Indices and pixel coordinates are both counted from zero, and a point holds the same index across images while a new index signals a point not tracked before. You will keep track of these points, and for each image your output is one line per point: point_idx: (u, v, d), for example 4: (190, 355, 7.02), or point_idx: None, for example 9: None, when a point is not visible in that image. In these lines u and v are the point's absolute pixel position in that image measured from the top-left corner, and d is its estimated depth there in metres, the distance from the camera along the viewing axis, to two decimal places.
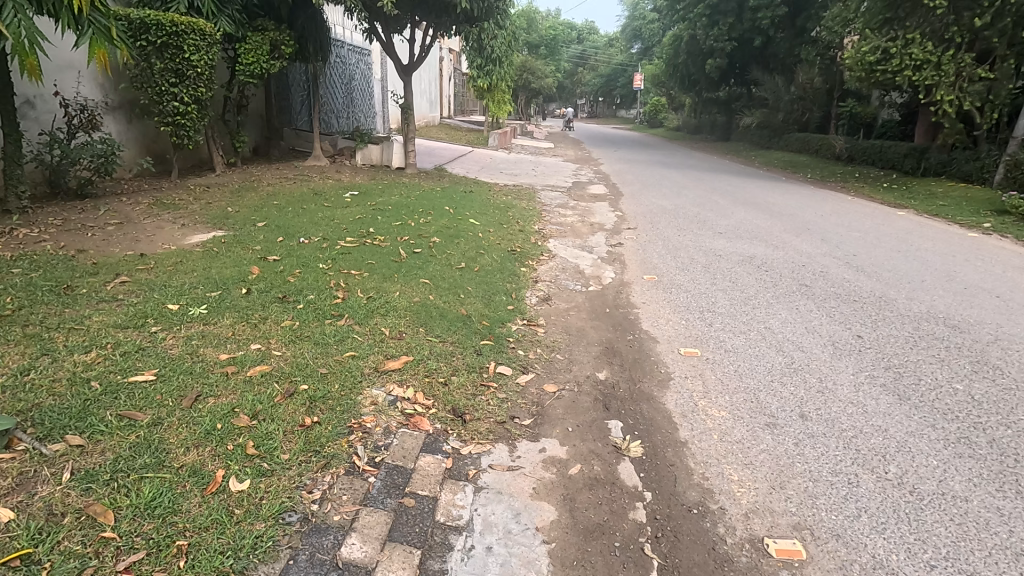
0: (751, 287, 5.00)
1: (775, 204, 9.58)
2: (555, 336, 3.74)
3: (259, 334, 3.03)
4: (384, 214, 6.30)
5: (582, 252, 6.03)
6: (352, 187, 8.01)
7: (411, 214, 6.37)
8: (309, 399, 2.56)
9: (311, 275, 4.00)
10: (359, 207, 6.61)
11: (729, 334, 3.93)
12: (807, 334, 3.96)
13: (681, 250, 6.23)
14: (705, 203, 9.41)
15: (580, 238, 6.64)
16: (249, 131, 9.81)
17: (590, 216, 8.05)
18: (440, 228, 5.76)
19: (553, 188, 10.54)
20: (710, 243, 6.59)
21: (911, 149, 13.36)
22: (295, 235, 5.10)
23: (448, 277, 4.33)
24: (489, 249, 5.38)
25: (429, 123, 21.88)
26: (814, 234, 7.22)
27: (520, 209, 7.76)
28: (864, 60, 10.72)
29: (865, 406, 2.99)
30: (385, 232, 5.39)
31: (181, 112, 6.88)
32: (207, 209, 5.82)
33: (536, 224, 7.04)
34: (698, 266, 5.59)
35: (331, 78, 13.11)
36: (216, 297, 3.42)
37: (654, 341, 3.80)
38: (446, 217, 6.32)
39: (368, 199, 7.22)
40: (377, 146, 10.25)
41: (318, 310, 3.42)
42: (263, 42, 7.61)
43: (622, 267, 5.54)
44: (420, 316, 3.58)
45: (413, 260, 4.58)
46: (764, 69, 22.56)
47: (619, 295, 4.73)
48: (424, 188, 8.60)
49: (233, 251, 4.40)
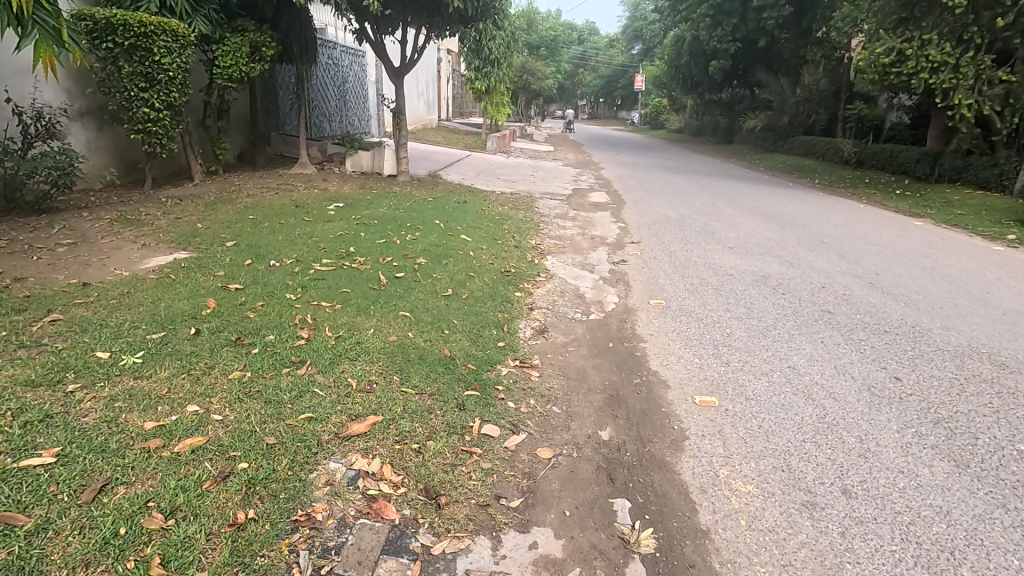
0: (768, 314, 4.52)
1: (785, 213, 9.11)
2: (551, 381, 3.27)
3: (198, 392, 2.56)
4: (367, 229, 5.83)
5: (581, 272, 5.55)
6: (338, 197, 7.55)
7: (397, 229, 5.90)
8: (246, 483, 2.08)
9: (275, 309, 3.53)
10: (342, 221, 6.15)
11: (749, 376, 3.46)
12: (838, 376, 3.49)
13: (688, 268, 5.75)
14: (712, 213, 8.93)
15: (580, 255, 6.17)
16: (233, 136, 9.34)
17: (591, 228, 7.58)
18: (427, 247, 5.30)
19: (552, 196, 10.08)
20: (720, 260, 6.11)
21: (923, 154, 12.89)
22: (266, 256, 4.63)
23: (431, 307, 3.86)
24: (481, 271, 4.92)
25: (426, 126, 21.43)
26: (830, 249, 6.75)
27: (516, 221, 7.30)
28: (878, 62, 10.24)
29: (919, 477, 2.52)
30: (366, 253, 4.92)
31: (152, 119, 6.43)
32: (175, 226, 5.36)
33: (534, 238, 6.57)
34: (708, 289, 5.12)
35: (323, 80, 12.65)
36: (158, 340, 2.95)
37: (665, 387, 3.33)
38: (435, 233, 5.86)
39: (353, 211, 6.76)
40: (368, 152, 9.77)
41: (276, 356, 2.96)
42: (243, 43, 7.13)
43: (626, 289, 5.07)
44: (396, 360, 3.11)
45: (394, 287, 4.11)
46: (769, 70, 22.07)
47: (624, 324, 4.26)
48: (415, 198, 8.13)
49: (192, 279, 3.93)
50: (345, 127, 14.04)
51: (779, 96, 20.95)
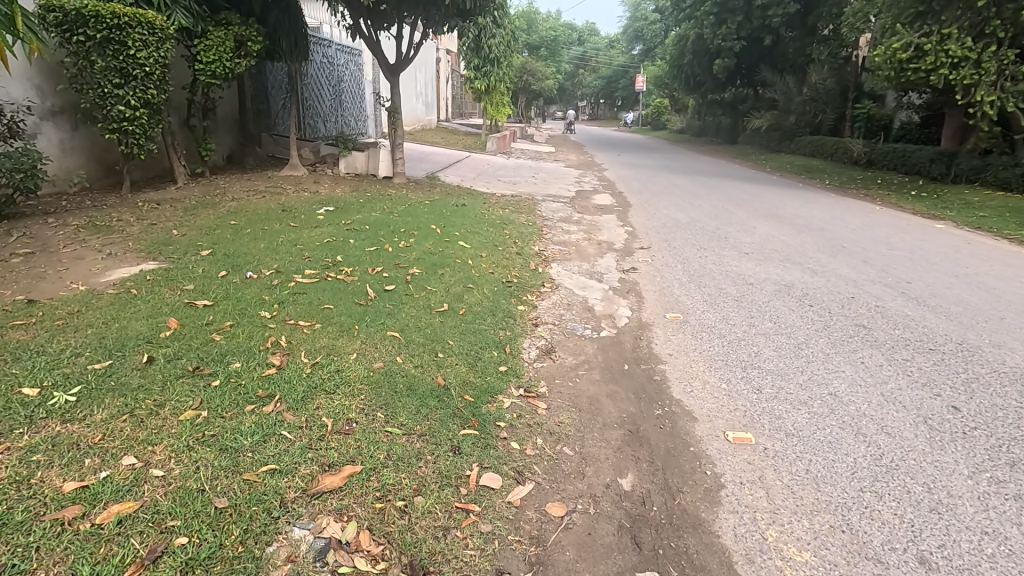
0: (797, 330, 4.10)
1: (800, 216, 8.68)
2: (561, 414, 2.84)
3: (139, 438, 2.13)
4: (358, 235, 5.41)
5: (589, 281, 5.13)
6: (329, 200, 7.13)
7: (390, 235, 5.47)
8: (181, 568, 1.65)
9: (245, 330, 3.09)
10: (331, 226, 5.73)
11: (785, 406, 3.03)
12: (887, 405, 3.05)
13: (704, 277, 5.33)
14: (723, 216, 8.51)
15: (587, 262, 5.75)
16: (222, 137, 8.91)
17: (597, 233, 7.17)
18: (421, 255, 4.88)
19: (555, 198, 9.65)
20: (738, 268, 5.68)
21: (938, 154, 12.46)
22: (243, 266, 4.20)
23: (424, 326, 3.43)
24: (481, 281, 4.49)
25: (425, 126, 21.05)
26: (853, 255, 6.31)
27: (518, 226, 6.88)
28: (894, 58, 9.78)
29: (1008, 540, 2.09)
30: (354, 262, 4.50)
31: (128, 118, 6.00)
32: (148, 232, 4.93)
33: (537, 244, 6.16)
34: (728, 300, 4.69)
35: (317, 79, 12.25)
36: (102, 371, 2.53)
37: (692, 421, 2.89)
38: (431, 239, 5.44)
39: (344, 215, 6.33)
40: (362, 152, 9.34)
41: (241, 389, 2.53)
42: (226, 37, 6.70)
43: (639, 301, 4.65)
44: (381, 392, 2.68)
45: (383, 302, 3.68)
46: (774, 69, 21.64)
47: (638, 343, 3.82)
48: (411, 201, 7.72)
49: (156, 293, 3.51)
50: (341, 127, 13.65)
51: (785, 95, 20.54)
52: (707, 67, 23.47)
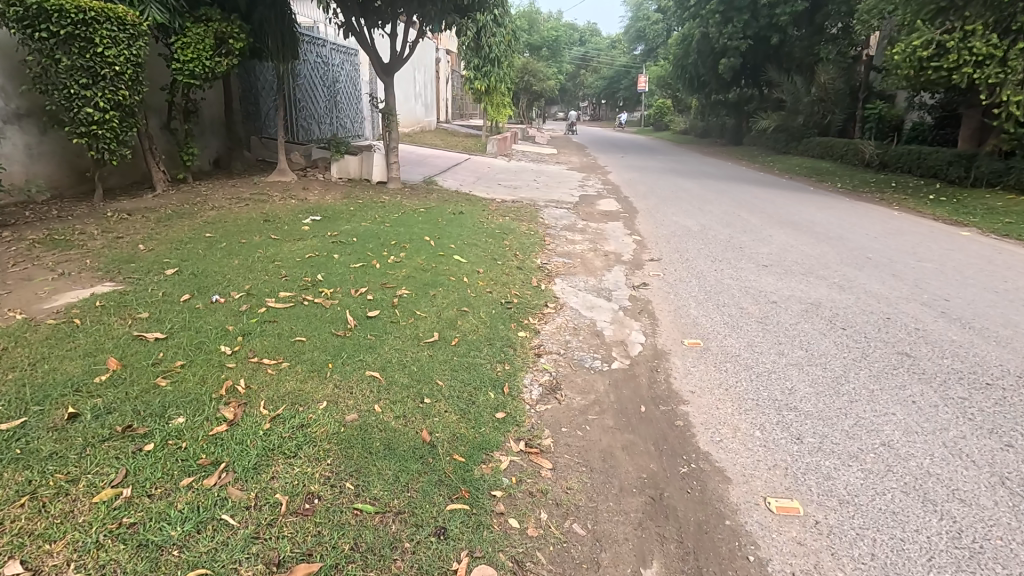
0: (833, 359, 3.64)
1: (816, 223, 8.22)
2: (569, 477, 2.37)
3: (34, 532, 1.68)
4: (344, 249, 4.96)
5: (597, 300, 4.67)
6: (317, 208, 6.68)
7: (378, 248, 5.02)
8: None
9: (198, 372, 2.63)
10: (315, 238, 5.28)
11: (834, 462, 2.57)
12: (953, 461, 2.59)
13: (723, 295, 4.87)
14: (736, 223, 8.05)
15: (593, 276, 5.31)
16: (208, 139, 8.48)
17: (603, 242, 6.73)
18: (411, 272, 4.43)
19: (557, 203, 9.20)
20: (758, 284, 5.22)
21: (955, 156, 11.99)
22: (210, 288, 3.75)
23: (409, 362, 2.97)
24: (477, 303, 4.03)
25: (424, 128, 20.61)
26: (881, 268, 5.85)
27: (519, 235, 6.44)
28: (914, 56, 9.37)
29: None
30: (336, 282, 4.06)
31: (96, 121, 5.55)
32: (112, 247, 4.50)
33: (539, 256, 5.71)
34: (751, 324, 4.23)
35: (310, 79, 11.83)
36: (10, 433, 2.08)
37: (724, 484, 2.43)
38: (424, 253, 4.99)
39: (330, 225, 5.89)
40: (356, 156, 8.90)
41: (179, 454, 2.07)
42: (206, 34, 6.25)
43: (653, 324, 4.20)
44: (352, 454, 2.22)
45: (364, 333, 3.22)
46: (779, 69, 21.17)
47: (655, 377, 3.36)
48: (406, 208, 7.27)
49: (102, 324, 3.06)
50: (336, 129, 13.24)
51: (793, 96, 20.08)
52: (711, 67, 23.01)
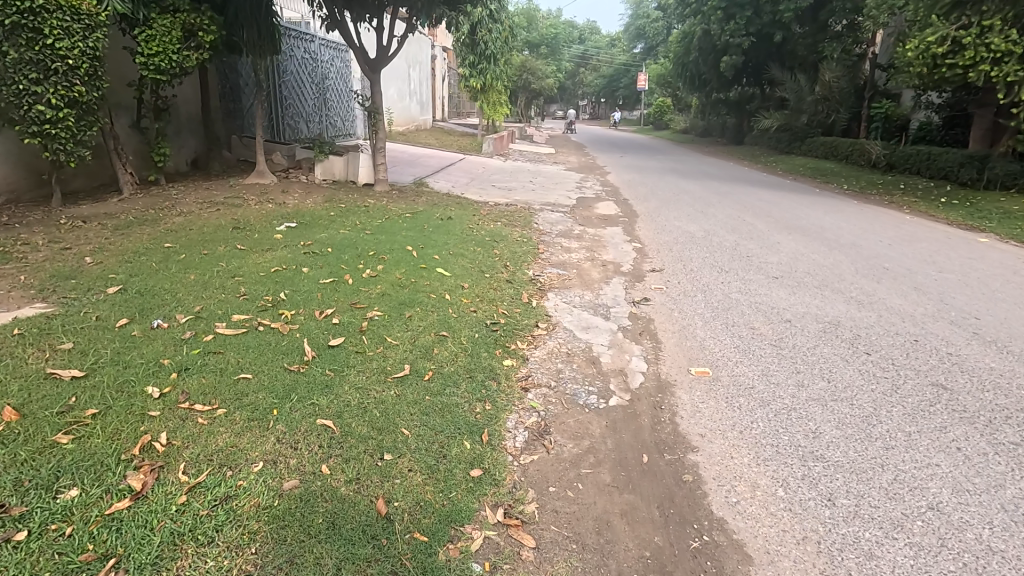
0: (861, 394, 3.20)
1: (826, 229, 7.79)
2: (555, 560, 1.94)
3: None
4: (316, 260, 4.52)
5: (594, 318, 4.24)
6: (295, 214, 6.25)
7: (354, 260, 4.58)
8: None
9: (111, 423, 2.19)
10: (286, 248, 4.85)
11: (876, 534, 2.13)
12: (1019, 532, 2.15)
13: (732, 313, 4.44)
14: (741, 229, 7.62)
15: (590, 290, 4.89)
16: (184, 139, 8.04)
17: (601, 250, 6.31)
18: (387, 289, 3.99)
19: (554, 207, 8.77)
20: (769, 300, 4.78)
21: (967, 157, 11.56)
22: (154, 310, 3.31)
23: (370, 406, 2.53)
24: (458, 325, 3.59)
25: (419, 127, 20.20)
26: (900, 280, 5.42)
27: (511, 243, 6.02)
28: (927, 53, 8.95)
29: None
30: (301, 301, 3.62)
31: (49, 119, 5.10)
32: (55, 259, 4.06)
33: (532, 267, 5.30)
34: (765, 349, 3.80)
35: (298, 76, 11.41)
36: None
37: (745, 565, 1.99)
38: (404, 266, 4.56)
39: (305, 232, 5.44)
40: (341, 157, 8.45)
41: (56, 546, 1.63)
42: (172, 26, 5.80)
43: (655, 348, 3.77)
44: (284, 540, 1.78)
45: (321, 368, 2.77)
46: (782, 67, 20.73)
47: (659, 417, 2.93)
48: (393, 212, 6.85)
49: (13, 358, 2.62)
50: (325, 128, 12.82)
51: (796, 94, 19.66)
52: (712, 65, 22.57)
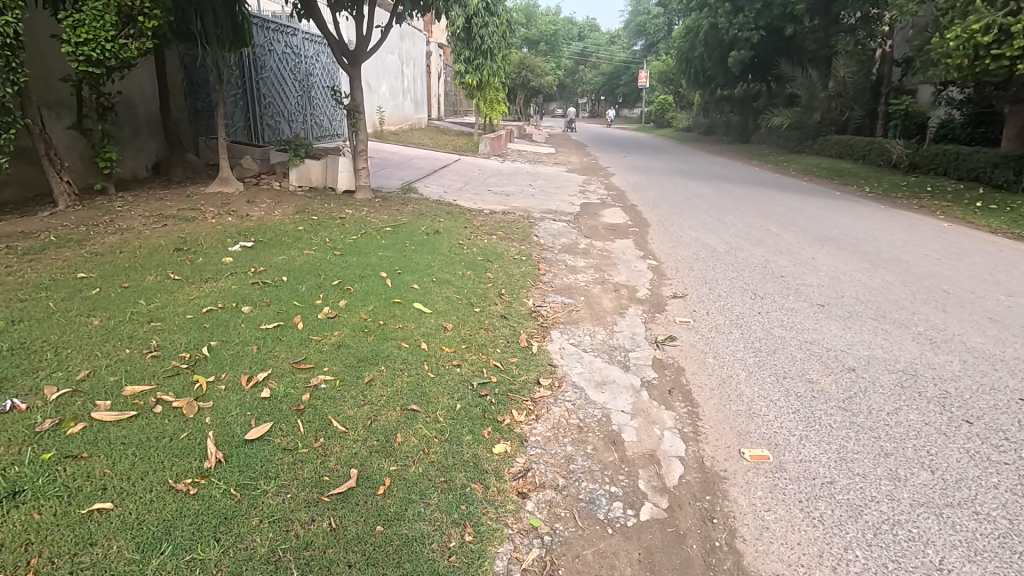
0: (987, 498, 2.32)
1: (862, 241, 6.93)
2: None
3: None
4: (263, 294, 3.64)
5: (610, 369, 3.37)
6: (256, 229, 5.40)
7: (313, 294, 3.70)
8: None
9: None
10: (231, 276, 3.98)
11: None
12: None
13: (781, 361, 3.57)
14: (766, 241, 6.75)
15: (603, 327, 4.03)
16: (141, 141, 7.21)
17: (612, 270, 5.43)
18: (346, 338, 3.10)
19: (555, 214, 7.92)
20: (821, 339, 3.91)
21: (1001, 157, 10.78)
22: (18, 380, 2.44)
23: (287, 560, 1.66)
24: (435, 393, 2.71)
25: (413, 126, 19.35)
26: (970, 308, 4.57)
27: (507, 263, 5.17)
28: (970, 43, 8.11)
29: None
30: (227, 359, 2.75)
31: None
32: None
33: (530, 296, 4.44)
34: (836, 417, 2.92)
35: (279, 72, 10.56)
36: None
37: None
38: (375, 300, 3.69)
39: (261, 254, 4.56)
40: (318, 161, 7.56)
41: None
42: (104, 8, 4.87)
43: (692, 416, 2.91)
44: None
45: (223, 486, 1.89)
46: (791, 62, 19.83)
47: (712, 542, 2.07)
48: (373, 225, 6.00)
49: None
50: (310, 128, 11.99)
51: (808, 91, 18.80)
52: (718, 60, 21.72)
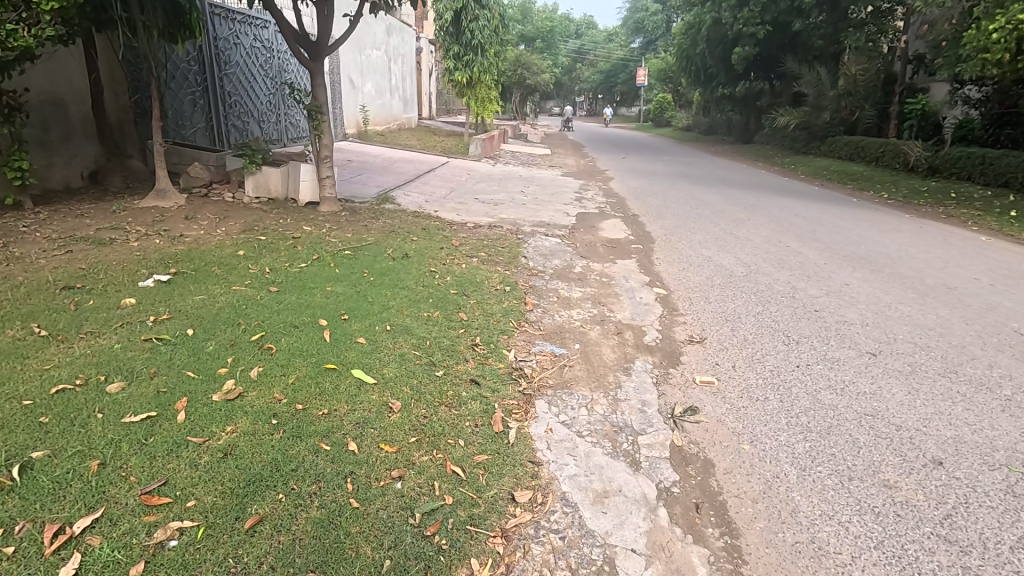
0: None
1: (897, 261, 6.07)
2: None
3: None
4: (151, 359, 2.73)
5: (614, 470, 2.46)
6: (186, 254, 4.48)
7: (219, 359, 2.79)
8: None
9: None
10: (121, 327, 3.07)
11: None
12: None
13: (842, 448, 2.68)
14: (790, 263, 5.86)
15: (604, 391, 3.13)
16: (75, 146, 6.29)
17: (613, 302, 4.55)
18: (241, 438, 2.19)
19: (548, 227, 7.04)
20: (886, 411, 3.02)
21: None
22: None
23: None
24: (353, 542, 1.81)
25: (401, 126, 18.47)
26: None
27: (487, 296, 4.28)
28: (1015, 34, 7.25)
29: None
30: (45, 488, 1.84)
31: None
32: None
33: (511, 345, 3.53)
34: (940, 559, 2.02)
35: (246, 67, 9.62)
36: None
37: None
38: (301, 367, 2.78)
39: (175, 293, 3.63)
40: (278, 168, 6.64)
41: None
42: None
43: (733, 561, 2.01)
44: None
45: None
46: (797, 59, 19.00)
47: None
48: (331, 245, 5.09)
49: None
50: (283, 130, 11.11)
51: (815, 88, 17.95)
52: (721, 57, 20.86)
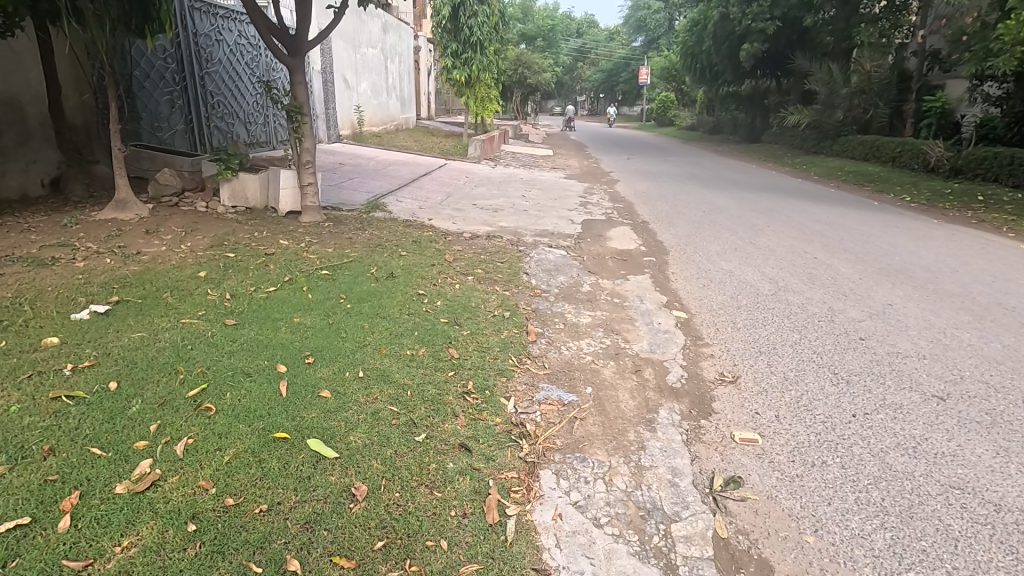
0: None
1: (940, 275, 5.47)
2: None
3: None
4: (51, 428, 2.14)
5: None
6: (138, 276, 3.90)
7: (139, 427, 2.20)
8: None
9: None
10: (27, 380, 2.48)
11: None
12: None
13: (937, 542, 2.08)
14: (821, 278, 5.27)
15: (625, 455, 2.55)
16: (34, 151, 5.72)
17: (627, 329, 3.97)
18: (139, 561, 1.61)
19: (551, 237, 6.46)
20: (978, 483, 2.42)
21: None
22: None
23: None
24: None
25: (398, 127, 17.90)
26: None
27: (482, 324, 3.69)
28: None
29: None
30: None
31: None
32: None
33: (510, 390, 2.95)
34: None
35: (230, 65, 9.04)
36: None
37: None
38: (243, 437, 2.19)
39: (110, 329, 3.05)
40: (257, 175, 6.09)
41: None
42: None
43: None
44: None
45: None
46: (807, 56, 18.39)
47: None
48: (307, 262, 4.52)
49: None
50: (271, 132, 10.53)
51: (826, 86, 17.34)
52: (727, 55, 20.25)
